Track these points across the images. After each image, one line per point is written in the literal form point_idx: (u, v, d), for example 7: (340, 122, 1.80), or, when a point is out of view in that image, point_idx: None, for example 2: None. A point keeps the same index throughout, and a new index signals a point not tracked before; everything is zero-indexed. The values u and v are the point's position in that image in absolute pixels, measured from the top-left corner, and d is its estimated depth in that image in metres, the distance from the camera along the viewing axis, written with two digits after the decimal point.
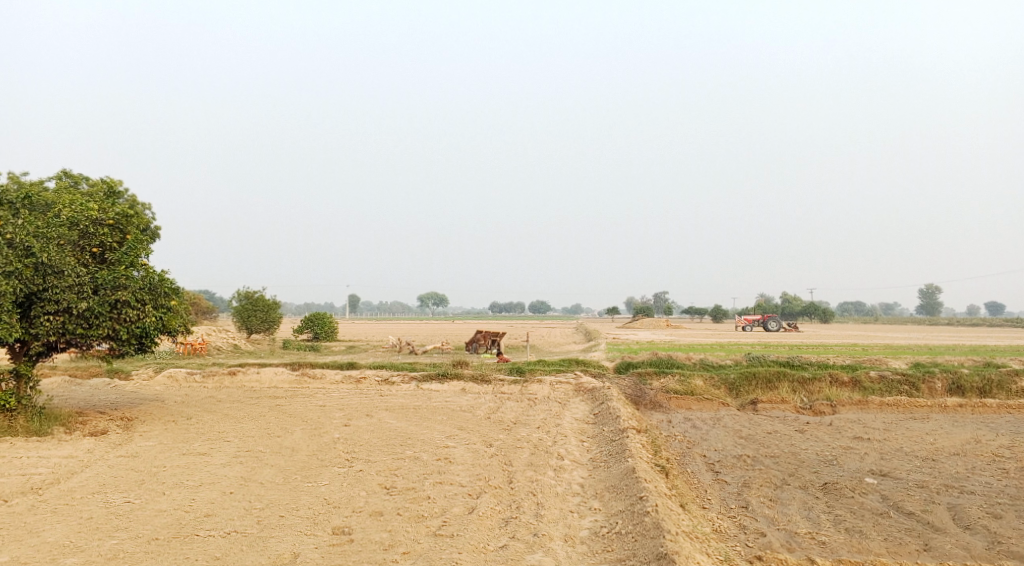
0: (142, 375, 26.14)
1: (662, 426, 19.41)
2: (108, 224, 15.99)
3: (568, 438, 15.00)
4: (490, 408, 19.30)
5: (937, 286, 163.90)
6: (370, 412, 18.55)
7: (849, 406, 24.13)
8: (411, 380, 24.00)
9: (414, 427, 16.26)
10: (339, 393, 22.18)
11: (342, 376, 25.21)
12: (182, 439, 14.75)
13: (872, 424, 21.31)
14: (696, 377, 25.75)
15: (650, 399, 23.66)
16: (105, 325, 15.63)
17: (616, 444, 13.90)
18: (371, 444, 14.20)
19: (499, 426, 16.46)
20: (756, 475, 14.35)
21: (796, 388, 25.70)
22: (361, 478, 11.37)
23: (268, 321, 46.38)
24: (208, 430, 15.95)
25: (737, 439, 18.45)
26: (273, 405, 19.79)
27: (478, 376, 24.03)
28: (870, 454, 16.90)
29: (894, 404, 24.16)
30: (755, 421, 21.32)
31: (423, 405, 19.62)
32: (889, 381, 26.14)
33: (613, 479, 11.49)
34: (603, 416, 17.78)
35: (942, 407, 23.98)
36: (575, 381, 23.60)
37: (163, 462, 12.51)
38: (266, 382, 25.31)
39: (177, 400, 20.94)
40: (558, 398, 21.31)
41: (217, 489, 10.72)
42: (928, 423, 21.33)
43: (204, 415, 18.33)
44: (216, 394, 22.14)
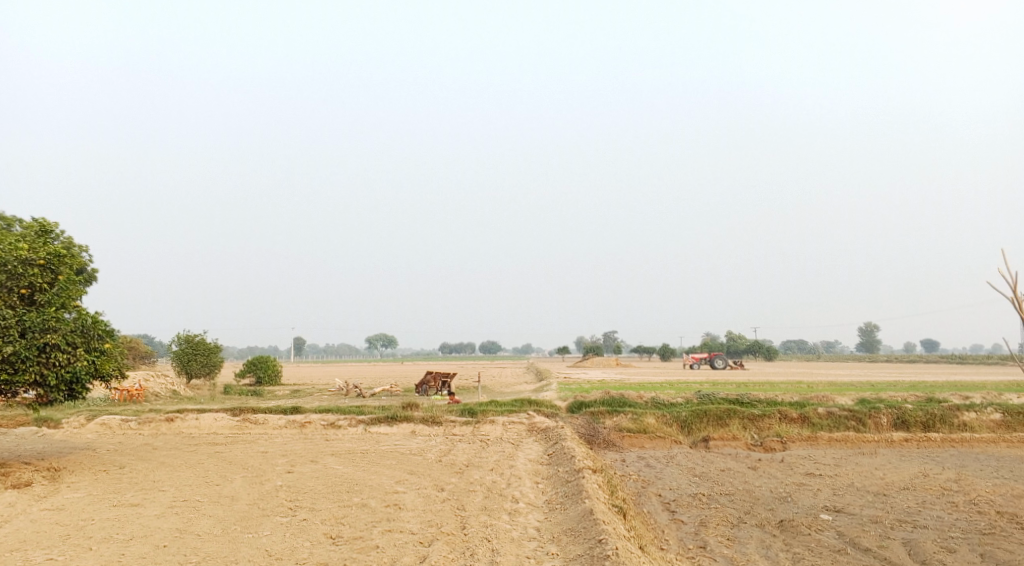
0: (73, 423, 24.83)
1: (616, 465, 19.16)
2: (39, 264, 15.18)
3: (522, 480, 14.62)
4: (441, 450, 18.79)
5: (874, 324, 168.76)
6: (316, 457, 17.86)
7: (799, 442, 24.25)
8: (359, 423, 23.31)
9: (362, 472, 15.66)
10: (283, 438, 21.38)
11: (286, 421, 24.35)
12: (113, 490, 13.90)
13: (823, 460, 21.40)
14: (648, 416, 25.62)
15: (602, 439, 23.42)
16: (33, 370, 14.75)
17: (571, 485, 13.57)
18: (316, 491, 13.58)
19: (451, 469, 15.98)
20: (712, 514, 14.16)
21: (747, 425, 25.75)
22: (306, 527, 10.81)
23: (210, 365, 44.87)
24: (142, 480, 15.11)
25: (691, 477, 18.28)
26: (212, 452, 18.91)
27: (428, 418, 23.46)
28: (823, 490, 16.88)
29: (842, 439, 24.38)
30: (708, 459, 21.22)
31: (372, 449, 19.00)
32: (837, 416, 26.41)
33: (569, 522, 11.15)
34: (557, 457, 17.44)
35: (889, 442, 24.27)
36: (527, 422, 23.22)
37: (91, 515, 11.71)
38: (205, 428, 24.28)
39: (110, 449, 19.88)
40: (510, 439, 20.89)
41: (149, 542, 10.03)
42: (876, 458, 21.52)
43: (138, 463, 17.40)
44: (152, 442, 21.10)
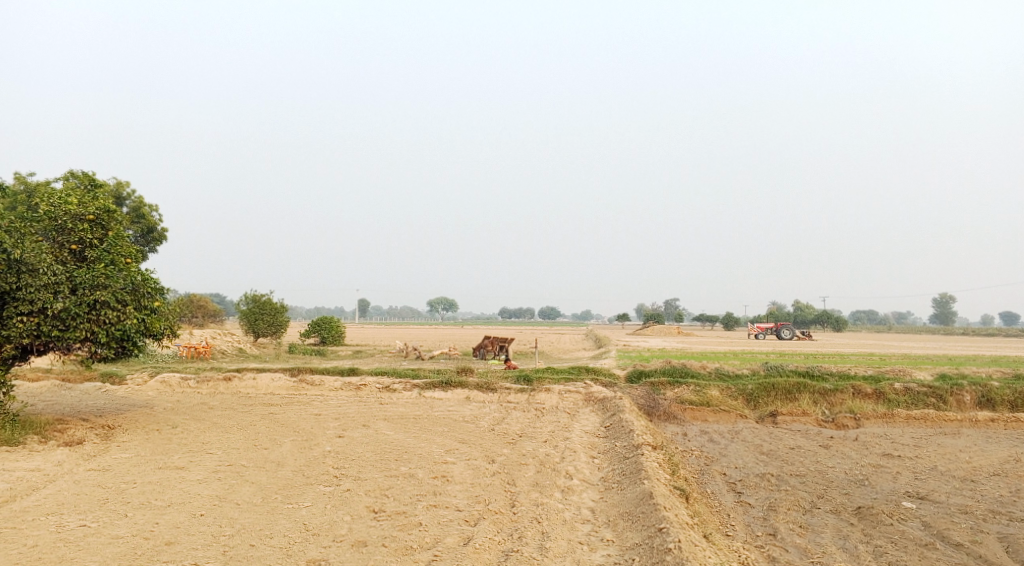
0: (136, 379, 25.13)
1: (678, 440, 18.30)
2: (88, 219, 15.03)
3: (577, 454, 13.84)
4: (494, 418, 18.19)
5: (951, 296, 161.73)
6: (367, 422, 17.46)
7: (873, 420, 22.85)
8: (413, 387, 22.90)
9: (412, 439, 15.13)
10: (337, 400, 21.13)
11: (341, 383, 24.11)
12: (161, 451, 13.70)
13: (901, 439, 20.08)
14: (712, 388, 24.53)
15: (664, 411, 22.51)
16: (83, 327, 14.61)
17: (630, 463, 12.73)
18: (363, 459, 13.08)
19: (503, 439, 15.32)
20: (783, 497, 13.16)
21: (817, 400, 24.43)
22: (347, 499, 10.29)
23: (276, 325, 45.33)
24: (192, 441, 14.90)
25: (758, 455, 17.25)
26: (265, 414, 18.74)
27: (483, 384, 22.88)
28: (903, 474, 15.63)
29: (921, 417, 22.86)
30: (776, 435, 20.13)
31: (424, 415, 18.50)
32: (916, 392, 24.80)
33: (627, 505, 10.34)
34: (615, 430, 16.59)
35: (972, 422, 22.67)
36: (584, 391, 22.43)
37: (134, 478, 11.43)
38: (262, 388, 24.25)
39: (167, 407, 19.88)
40: (566, 409, 20.18)
41: (187, 509, 9.63)
42: (960, 439, 20.07)
43: (192, 423, 17.29)
44: (208, 401, 21.10)
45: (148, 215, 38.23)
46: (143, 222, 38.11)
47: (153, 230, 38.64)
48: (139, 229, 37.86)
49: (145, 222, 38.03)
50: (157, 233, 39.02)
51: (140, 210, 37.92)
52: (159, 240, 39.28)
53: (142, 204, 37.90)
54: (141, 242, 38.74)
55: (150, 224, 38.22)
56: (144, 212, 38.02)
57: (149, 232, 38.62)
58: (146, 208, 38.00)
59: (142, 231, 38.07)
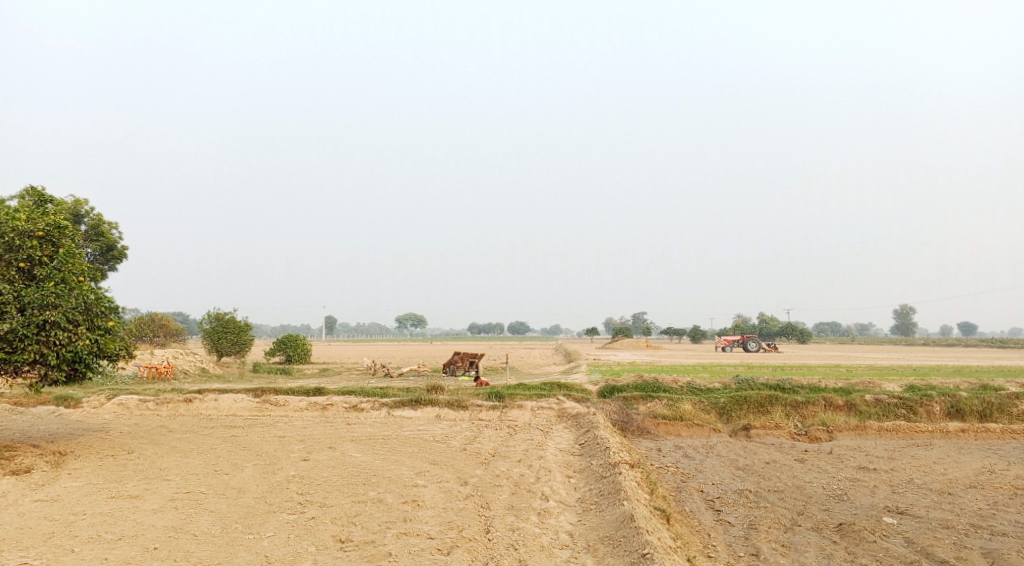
0: (93, 402, 24.16)
1: (653, 457, 17.98)
2: (37, 236, 14.27)
3: (552, 474, 13.43)
4: (466, 437, 17.70)
5: (911, 307, 164.76)
6: (334, 443, 16.85)
7: (846, 432, 22.76)
8: (381, 407, 22.29)
9: (380, 461, 14.58)
10: (302, 421, 20.45)
11: (307, 403, 23.40)
12: (115, 479, 12.98)
13: (875, 451, 20.01)
14: (685, 402, 24.29)
15: (637, 427, 22.21)
16: (31, 349, 13.87)
17: (608, 482, 12.34)
18: (329, 483, 12.52)
19: (476, 460, 14.85)
20: (763, 514, 12.87)
21: (790, 413, 24.32)
22: (313, 527, 9.77)
23: (240, 343, 44.25)
24: (148, 467, 14.18)
25: (734, 470, 16.98)
26: (227, 437, 18.02)
27: (453, 402, 22.35)
28: (880, 488, 15.45)
29: (893, 429, 22.83)
30: (751, 449, 19.92)
31: (393, 435, 17.95)
32: (886, 404, 24.81)
33: (607, 528, 9.98)
34: (590, 447, 16.20)
35: (943, 432, 22.70)
36: (557, 407, 22.04)
37: (84, 509, 10.75)
38: (224, 409, 23.44)
39: (123, 431, 19.05)
40: (539, 426, 19.76)
41: (140, 543, 9.03)
42: (932, 451, 20.03)
43: (149, 448, 16.53)
44: (167, 424, 20.28)
45: (108, 232, 37.13)
46: (103, 240, 37.02)
47: (112, 248, 37.56)
48: (98, 247, 36.75)
49: (104, 239, 36.95)
50: (117, 251, 37.92)
51: (99, 227, 36.80)
52: (119, 258, 38.18)
53: (101, 221, 36.84)
54: (101, 260, 37.61)
55: (109, 242, 37.13)
56: (103, 230, 36.90)
57: (109, 250, 37.51)
58: (106, 225, 36.92)
59: (101, 249, 36.95)
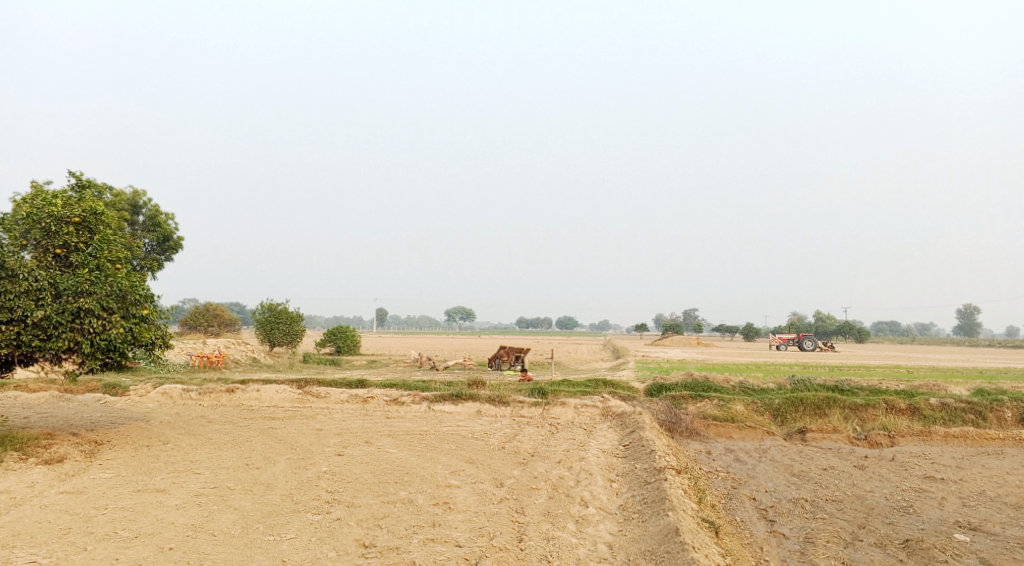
0: (139, 390, 24.28)
1: (702, 460, 17.13)
2: (74, 222, 14.12)
3: (594, 477, 12.73)
4: (505, 435, 17.09)
5: (975, 307, 158.48)
6: (370, 438, 16.40)
7: (909, 438, 21.45)
8: (422, 400, 21.83)
9: (415, 458, 14.05)
10: (342, 414, 20.10)
11: (348, 395, 23.05)
12: (145, 470, 12.76)
13: (941, 459, 18.76)
14: (737, 402, 23.26)
15: (686, 428, 21.31)
16: (65, 336, 13.72)
17: (652, 488, 11.58)
18: (360, 481, 12.05)
19: (514, 459, 14.21)
20: (821, 527, 11.98)
21: (848, 416, 23.10)
22: (336, 530, 9.33)
23: (291, 334, 44.43)
24: (180, 459, 13.94)
25: (788, 476, 16.00)
26: (264, 429, 17.75)
27: (495, 398, 21.76)
28: (950, 500, 14.32)
29: (961, 435, 21.44)
30: (807, 454, 18.88)
31: (432, 431, 17.45)
32: (953, 408, 23.37)
33: (649, 541, 9.31)
34: (635, 450, 15.41)
35: (1016, 440, 21.23)
36: (602, 405, 21.26)
37: (107, 502, 10.48)
38: (265, 400, 23.26)
39: (163, 421, 18.97)
40: (583, 425, 19.06)
41: (155, 542, 8.73)
42: (1005, 460, 18.66)
43: (185, 439, 16.34)
44: (207, 415, 20.14)
45: (164, 223, 37.55)
46: (159, 230, 37.46)
47: (169, 238, 38.01)
48: (154, 238, 37.23)
49: (161, 230, 37.40)
50: (173, 242, 38.38)
51: (157, 218, 37.24)
52: (175, 248, 38.63)
53: (158, 212, 37.25)
54: (157, 250, 38.08)
55: (165, 233, 37.56)
56: (160, 220, 37.33)
57: (165, 241, 37.98)
58: (162, 216, 37.34)
59: (158, 240, 37.41)
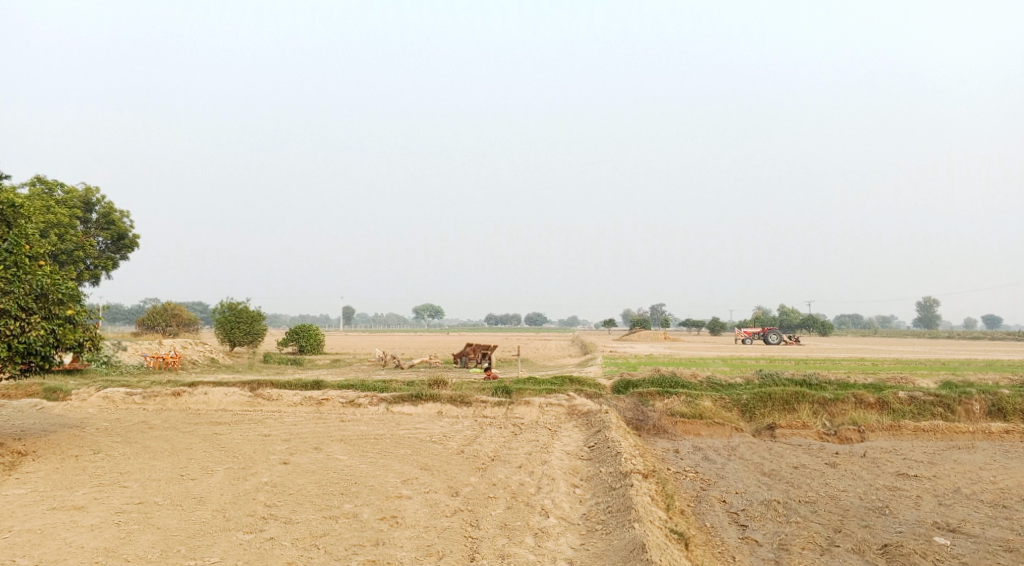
0: (81, 395, 22.92)
1: (670, 460, 16.47)
2: None
3: (557, 482, 11.96)
4: (465, 438, 16.24)
5: (934, 301, 161.27)
6: (320, 444, 15.40)
7: (879, 432, 21.02)
8: (380, 402, 20.86)
9: (366, 466, 13.13)
10: (294, 417, 19.04)
11: (302, 398, 21.96)
12: (67, 484, 11.69)
13: (913, 454, 18.32)
14: (706, 398, 22.69)
15: (653, 425, 20.63)
16: None
17: (617, 495, 10.85)
18: (302, 492, 11.14)
19: (472, 465, 13.36)
20: (795, 532, 11.35)
21: (817, 411, 22.64)
22: (265, 553, 8.63)
23: (252, 333, 42.98)
24: (108, 470, 12.86)
25: (759, 476, 15.36)
26: (208, 435, 16.66)
27: (456, 397, 20.86)
28: (925, 499, 13.80)
29: (930, 429, 21.06)
30: (777, 451, 18.34)
31: (387, 435, 16.51)
32: (921, 402, 23.03)
33: (613, 560, 8.63)
34: (600, 451, 14.65)
35: (985, 433, 20.89)
36: (567, 403, 20.49)
37: (14, 524, 9.46)
38: (214, 404, 22.07)
39: (99, 428, 17.74)
40: (546, 424, 18.28)
41: None
42: (976, 454, 18.27)
43: (119, 448, 15.21)
44: (149, 421, 18.93)
45: (118, 220, 35.90)
46: (114, 228, 35.81)
47: (124, 236, 36.34)
48: (109, 236, 35.55)
49: (116, 228, 35.74)
50: (129, 240, 36.71)
51: (110, 216, 35.59)
52: (131, 246, 37.01)
53: (112, 209, 35.62)
54: (112, 249, 36.37)
55: (120, 231, 35.91)
56: (114, 218, 35.68)
57: (120, 239, 36.31)
58: (116, 214, 35.70)
59: (112, 238, 35.75)
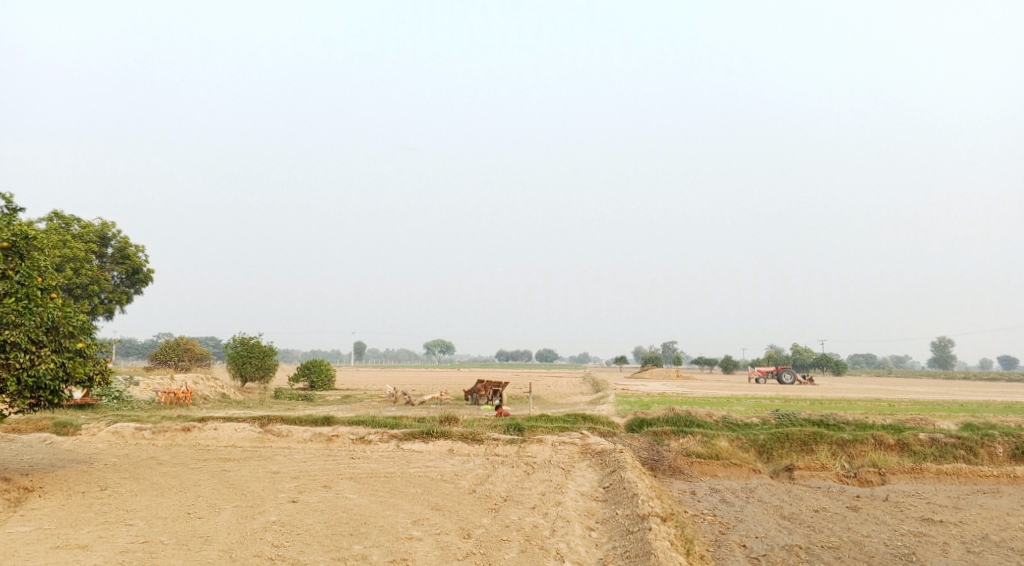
0: (90, 429, 22.76)
1: (687, 502, 16.08)
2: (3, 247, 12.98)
3: (571, 525, 11.65)
4: (477, 477, 15.94)
5: (949, 340, 159.53)
6: (330, 482, 15.14)
7: (900, 475, 20.52)
8: (390, 439, 20.59)
9: (376, 505, 12.86)
10: (303, 454, 18.79)
11: (311, 434, 21.71)
12: (72, 522, 11.47)
13: (937, 498, 17.83)
14: (722, 438, 22.27)
15: (668, 466, 20.23)
16: None
17: (635, 539, 10.52)
18: (311, 532, 10.88)
19: (484, 505, 13.06)
20: None
21: (836, 452, 22.16)
22: None
23: (263, 368, 42.83)
24: (114, 507, 12.64)
25: (779, 520, 14.94)
26: (217, 472, 16.43)
27: (468, 435, 20.55)
28: (952, 545, 13.35)
29: (953, 472, 20.54)
30: (796, 494, 17.90)
31: (398, 473, 16.23)
32: (943, 443, 22.52)
33: None
34: (615, 492, 14.31)
35: (1010, 477, 20.35)
36: (581, 442, 20.14)
37: None
38: (223, 440, 21.84)
39: (107, 464, 17.54)
40: (560, 464, 17.95)
41: None
42: (1002, 499, 17.76)
43: (127, 484, 15.00)
44: (158, 456, 18.72)
45: (133, 254, 36.04)
46: (129, 262, 35.93)
47: (139, 270, 36.45)
48: (123, 270, 35.66)
49: (130, 262, 35.87)
50: (143, 274, 36.81)
51: (126, 250, 35.74)
52: (145, 280, 37.08)
53: (127, 243, 35.80)
54: (126, 283, 36.45)
55: (135, 265, 36.02)
56: (129, 252, 35.83)
57: (135, 273, 36.40)
58: (132, 248, 35.88)
59: (127, 272, 35.85)
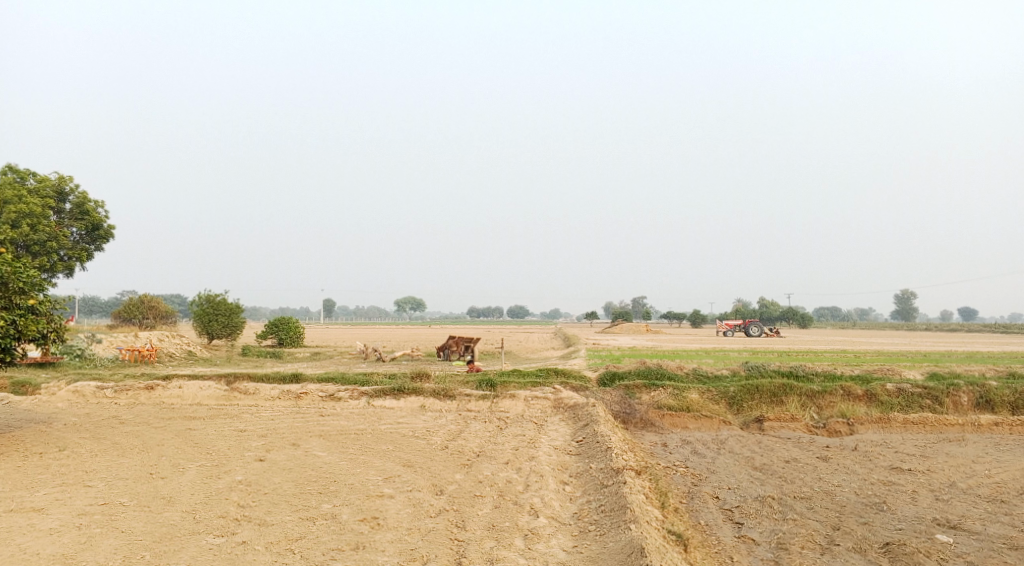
0: (51, 388, 22.14)
1: (659, 454, 16.05)
2: None
3: (545, 480, 11.47)
4: (448, 432, 15.71)
5: (911, 294, 162.72)
6: (298, 440, 14.81)
7: (868, 425, 20.74)
8: (360, 395, 20.28)
9: (346, 463, 12.58)
10: (271, 412, 18.42)
11: (280, 392, 21.32)
12: (28, 484, 11.03)
13: (905, 447, 18.03)
14: (693, 390, 22.31)
15: (640, 419, 20.22)
16: None
17: (610, 494, 10.38)
18: (278, 492, 10.57)
19: (456, 461, 12.83)
20: (793, 530, 10.94)
21: (805, 403, 22.33)
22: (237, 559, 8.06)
23: (231, 326, 42.13)
24: (73, 468, 12.20)
25: (751, 471, 14.97)
26: (181, 430, 16.01)
27: (439, 391, 20.30)
28: (922, 493, 13.47)
29: (920, 422, 20.80)
30: (767, 445, 18.00)
31: (368, 429, 15.95)
32: (909, 394, 22.79)
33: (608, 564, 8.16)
34: (589, 446, 14.19)
35: (975, 426, 20.66)
36: (553, 397, 20.00)
37: None
38: (189, 398, 21.37)
39: (67, 424, 17.02)
40: (533, 418, 17.80)
41: None
42: (967, 447, 18.02)
43: (87, 444, 14.54)
44: (120, 415, 18.22)
45: (93, 210, 34.84)
46: (88, 218, 34.73)
47: (100, 227, 35.27)
48: (83, 226, 34.49)
49: (90, 218, 34.68)
50: (104, 230, 35.65)
51: (85, 206, 34.53)
52: (106, 237, 35.94)
53: (86, 199, 34.57)
54: (87, 240, 35.27)
55: (95, 221, 34.83)
56: (88, 208, 34.62)
57: (95, 230, 35.23)
58: (91, 204, 34.66)
59: (87, 229, 34.68)
